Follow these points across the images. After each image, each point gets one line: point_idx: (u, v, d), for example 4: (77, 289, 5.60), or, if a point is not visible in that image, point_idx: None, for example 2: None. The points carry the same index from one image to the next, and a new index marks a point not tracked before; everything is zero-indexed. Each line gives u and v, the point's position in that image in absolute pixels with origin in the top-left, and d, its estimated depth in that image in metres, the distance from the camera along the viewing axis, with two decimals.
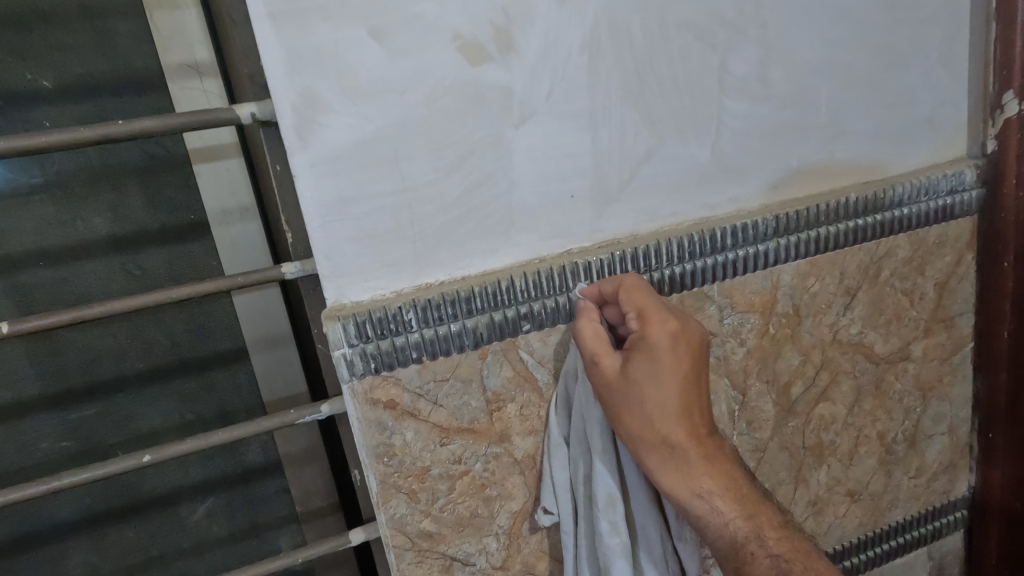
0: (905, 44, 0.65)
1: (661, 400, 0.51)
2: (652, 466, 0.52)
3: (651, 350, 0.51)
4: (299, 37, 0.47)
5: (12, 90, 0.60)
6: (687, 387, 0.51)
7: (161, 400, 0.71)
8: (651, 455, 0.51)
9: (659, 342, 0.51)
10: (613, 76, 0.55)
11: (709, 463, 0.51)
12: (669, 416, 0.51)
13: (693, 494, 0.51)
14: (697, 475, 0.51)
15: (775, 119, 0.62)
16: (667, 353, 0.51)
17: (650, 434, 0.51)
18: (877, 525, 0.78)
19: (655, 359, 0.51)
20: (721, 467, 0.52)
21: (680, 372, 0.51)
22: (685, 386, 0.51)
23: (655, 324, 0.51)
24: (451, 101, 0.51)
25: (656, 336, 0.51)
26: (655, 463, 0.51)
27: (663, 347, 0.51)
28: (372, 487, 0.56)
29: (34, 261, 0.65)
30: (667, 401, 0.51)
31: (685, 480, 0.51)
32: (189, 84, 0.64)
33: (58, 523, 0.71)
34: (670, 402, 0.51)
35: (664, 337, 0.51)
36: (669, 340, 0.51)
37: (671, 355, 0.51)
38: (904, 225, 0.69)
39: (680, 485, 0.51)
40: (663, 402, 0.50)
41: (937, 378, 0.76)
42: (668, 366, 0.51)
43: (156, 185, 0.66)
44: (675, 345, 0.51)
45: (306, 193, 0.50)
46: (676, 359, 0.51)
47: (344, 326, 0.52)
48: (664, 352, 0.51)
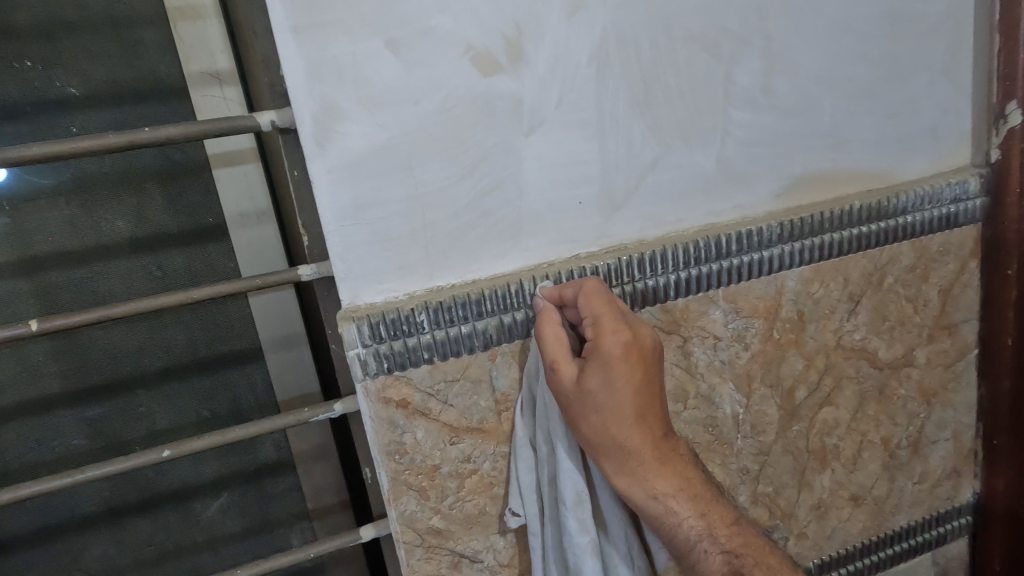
0: (908, 55, 0.66)
1: (617, 408, 0.52)
2: (611, 469, 0.54)
3: (606, 361, 0.51)
4: (319, 48, 0.49)
5: (42, 96, 0.62)
6: (642, 395, 0.53)
7: (180, 397, 0.73)
8: (608, 460, 0.54)
9: (612, 354, 0.51)
10: (621, 84, 0.57)
11: (663, 465, 0.54)
12: (628, 425, 0.52)
13: (648, 495, 0.54)
14: (652, 477, 0.54)
15: (780, 127, 0.63)
16: (619, 363, 0.52)
17: (607, 440, 0.53)
18: (880, 530, 0.79)
19: (609, 369, 0.52)
20: (675, 467, 0.55)
21: (635, 383, 0.52)
22: (640, 393, 0.53)
23: (608, 335, 0.52)
24: (464, 111, 0.53)
25: (609, 346, 0.51)
26: (612, 467, 0.54)
27: (617, 359, 0.51)
28: (383, 483, 0.58)
29: (60, 261, 0.67)
30: (622, 411, 0.52)
31: (641, 484, 0.54)
32: (209, 92, 0.67)
33: (77, 517, 0.73)
34: (625, 411, 0.52)
35: (618, 348, 0.52)
36: (623, 350, 0.52)
37: (624, 367, 0.52)
38: (908, 232, 0.70)
39: (635, 487, 0.54)
40: (618, 412, 0.52)
41: (941, 384, 0.77)
42: (622, 378, 0.52)
43: (178, 188, 0.69)
44: (627, 357, 0.52)
45: (324, 197, 0.52)
46: (631, 369, 0.52)
47: (359, 327, 0.53)
48: (618, 363, 0.52)
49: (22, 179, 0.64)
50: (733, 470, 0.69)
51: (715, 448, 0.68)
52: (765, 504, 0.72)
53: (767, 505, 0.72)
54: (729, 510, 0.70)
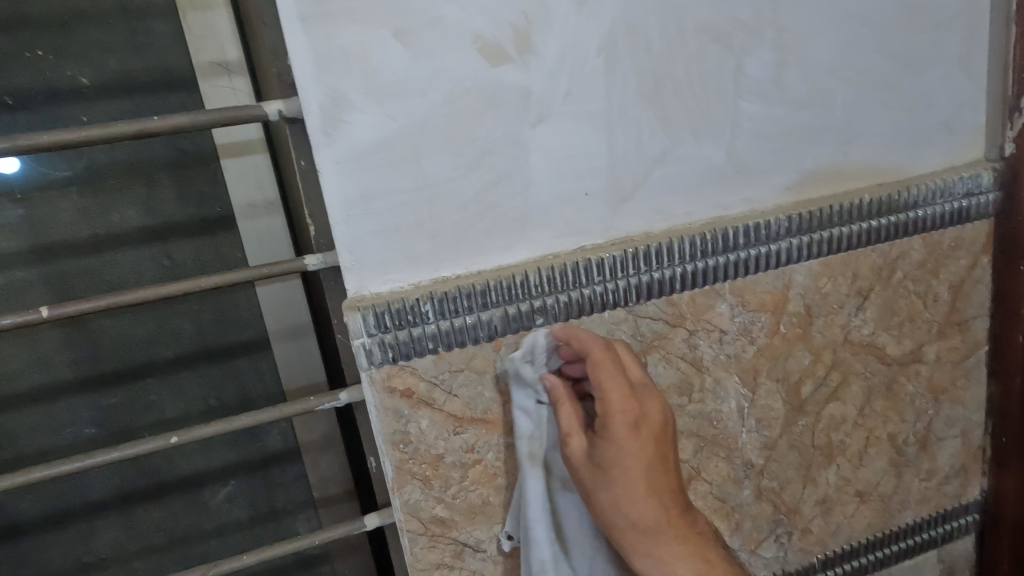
0: (922, 47, 0.65)
1: (631, 488, 0.53)
2: (627, 547, 0.55)
3: (615, 439, 0.53)
4: (326, 38, 0.49)
5: (53, 86, 0.63)
6: (655, 473, 0.54)
7: (188, 386, 0.74)
8: (627, 540, 0.54)
9: (620, 431, 0.53)
10: (630, 76, 0.57)
11: (681, 544, 0.55)
12: (642, 502, 0.53)
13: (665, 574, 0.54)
14: (670, 557, 0.54)
15: (791, 120, 0.63)
16: (628, 439, 0.53)
17: (621, 519, 0.54)
18: (886, 526, 0.78)
19: (619, 446, 0.53)
20: (695, 546, 0.55)
21: (646, 461, 0.53)
22: (652, 471, 0.53)
23: (615, 412, 0.53)
24: (471, 101, 0.53)
25: (617, 425, 0.53)
26: (630, 545, 0.54)
27: (626, 437, 0.53)
28: (388, 472, 0.58)
29: (70, 250, 0.68)
30: (635, 489, 0.53)
31: (660, 564, 0.54)
32: (219, 83, 0.67)
33: (88, 502, 0.74)
34: (637, 490, 0.53)
35: (626, 425, 0.53)
36: (631, 428, 0.53)
37: (634, 443, 0.53)
38: (920, 226, 0.69)
39: (654, 566, 0.54)
40: (630, 492, 0.53)
41: (951, 380, 0.76)
42: (634, 456, 0.53)
43: (187, 178, 0.69)
44: (636, 433, 0.53)
45: (331, 187, 0.52)
46: (641, 446, 0.53)
47: (364, 316, 0.54)
48: (627, 442, 0.53)
49: (35, 169, 0.65)
50: (738, 465, 0.69)
51: (720, 443, 0.68)
52: (770, 498, 0.72)
53: (772, 500, 0.72)
54: (734, 505, 0.70)
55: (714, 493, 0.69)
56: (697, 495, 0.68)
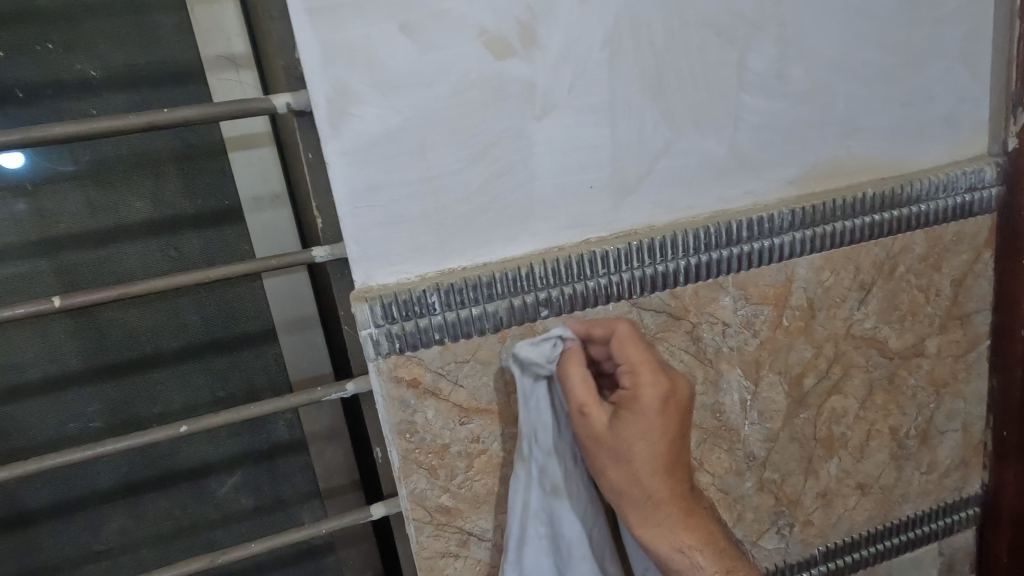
0: (925, 42, 0.66)
1: (650, 462, 0.54)
2: (636, 516, 0.56)
3: (644, 414, 0.53)
4: (333, 31, 0.50)
5: (62, 79, 0.64)
6: (672, 449, 0.54)
7: (195, 377, 0.75)
8: (635, 508, 0.55)
9: (645, 405, 0.53)
10: (634, 70, 0.57)
11: (686, 517, 0.56)
12: (659, 476, 0.54)
13: (671, 543, 0.56)
14: (678, 529, 0.56)
15: (794, 114, 0.63)
16: (655, 412, 0.53)
17: (634, 487, 0.54)
18: (887, 519, 0.79)
19: (643, 419, 0.53)
20: (698, 520, 0.57)
21: (669, 437, 0.54)
22: (671, 447, 0.54)
23: (646, 385, 0.54)
24: (476, 94, 0.53)
25: (649, 401, 0.53)
26: (639, 514, 0.55)
27: (656, 414, 0.53)
28: (394, 461, 0.59)
29: (79, 242, 0.68)
30: (652, 461, 0.54)
31: (666, 533, 0.56)
32: (226, 76, 0.68)
33: (97, 491, 0.75)
34: (656, 462, 0.54)
35: (656, 402, 0.53)
36: (661, 405, 0.53)
37: (659, 418, 0.53)
38: (922, 221, 0.69)
39: (662, 537, 0.56)
40: (647, 463, 0.54)
41: (951, 374, 0.77)
42: (658, 432, 0.53)
43: (194, 171, 0.70)
44: (666, 410, 0.53)
45: (338, 179, 0.52)
46: (664, 422, 0.54)
47: (371, 307, 0.54)
48: (657, 418, 0.53)
49: (44, 161, 0.66)
50: (739, 456, 0.70)
51: (722, 435, 0.69)
52: (771, 490, 0.72)
53: (773, 492, 0.72)
54: (735, 496, 0.71)
55: (715, 484, 0.70)
56: (699, 486, 0.69)
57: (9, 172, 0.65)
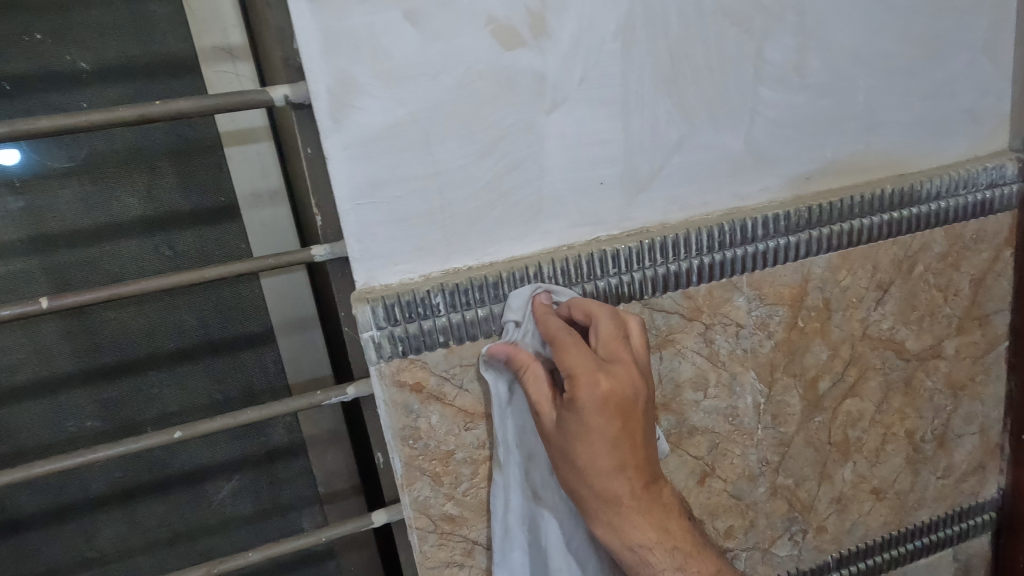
0: (947, 32, 0.63)
1: (594, 463, 0.50)
2: (588, 514, 0.53)
3: (583, 416, 0.49)
4: (335, 19, 0.47)
5: (52, 71, 0.61)
6: (618, 449, 0.50)
7: (191, 379, 0.73)
8: (587, 507, 0.53)
9: (588, 408, 0.49)
10: (647, 61, 0.55)
11: (644, 516, 0.52)
12: (605, 476, 0.51)
13: (624, 543, 0.53)
14: (630, 528, 0.52)
15: (812, 108, 0.61)
16: (595, 416, 0.49)
17: (583, 486, 0.52)
18: (902, 525, 0.77)
19: (585, 421, 0.49)
20: (657, 517, 0.53)
21: (611, 438, 0.50)
22: (617, 446, 0.50)
23: (584, 389, 0.49)
24: (485, 85, 0.51)
25: (587, 403, 0.48)
26: (590, 512, 0.53)
27: (594, 415, 0.49)
28: (397, 468, 0.57)
29: (70, 240, 0.66)
30: (598, 462, 0.50)
31: (618, 532, 0.53)
32: (222, 68, 0.65)
33: (90, 497, 0.73)
34: (601, 463, 0.50)
35: (596, 403, 0.49)
36: (600, 407, 0.49)
37: (601, 421, 0.49)
38: (941, 218, 0.67)
39: (612, 535, 0.53)
40: (593, 465, 0.50)
41: (969, 376, 0.75)
42: (597, 433, 0.49)
43: (189, 166, 0.67)
44: (604, 411, 0.49)
45: (339, 174, 0.50)
46: (607, 423, 0.49)
47: (373, 309, 0.52)
48: (595, 419, 0.49)
49: (38, 156, 0.63)
50: (753, 461, 0.68)
51: (735, 439, 0.66)
52: (784, 496, 0.70)
53: (786, 498, 0.70)
54: (748, 502, 0.69)
55: (728, 490, 0.68)
56: (711, 492, 0.67)
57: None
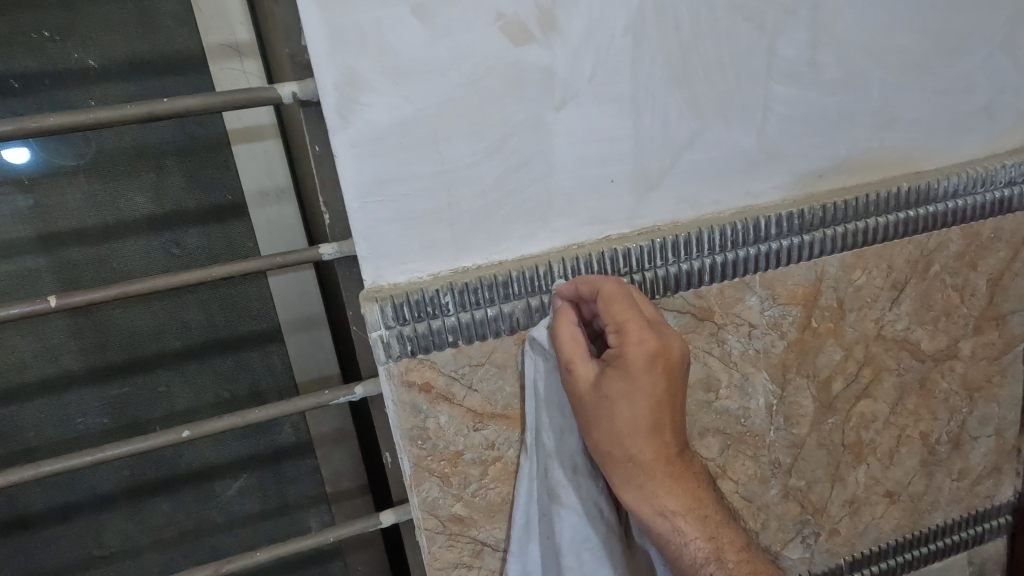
0: (965, 28, 0.62)
1: (634, 420, 0.51)
2: (618, 479, 0.53)
3: (628, 369, 0.50)
4: (342, 14, 0.46)
5: (59, 69, 0.61)
6: (658, 408, 0.51)
7: (199, 378, 0.73)
8: (616, 471, 0.53)
9: (635, 360, 0.50)
10: (658, 57, 0.54)
11: (674, 481, 0.53)
12: (641, 435, 0.51)
13: (654, 510, 0.53)
14: (661, 492, 0.52)
15: (826, 104, 0.60)
16: (642, 369, 0.50)
17: (617, 447, 0.52)
18: (915, 528, 0.76)
19: (631, 374, 0.50)
20: (687, 484, 0.53)
21: (655, 395, 0.51)
22: (658, 406, 0.51)
23: (634, 341, 0.50)
24: (493, 82, 0.50)
25: (636, 357, 0.50)
26: (620, 477, 0.53)
27: (641, 367, 0.50)
28: (405, 469, 0.56)
29: (79, 238, 0.66)
30: (636, 421, 0.51)
31: (648, 496, 0.52)
32: (230, 65, 0.65)
33: (98, 495, 0.73)
34: (640, 421, 0.51)
35: (644, 357, 0.50)
36: (647, 360, 0.50)
37: (647, 375, 0.50)
38: (957, 217, 0.66)
39: (642, 499, 0.53)
40: (632, 423, 0.51)
41: (985, 377, 0.74)
42: (642, 388, 0.50)
43: (197, 164, 0.67)
44: (652, 367, 0.51)
45: (347, 172, 0.50)
46: (652, 379, 0.51)
47: (382, 308, 0.51)
48: (641, 372, 0.50)
49: (46, 153, 0.63)
50: (765, 463, 0.67)
51: (746, 441, 0.66)
52: (796, 498, 0.69)
53: (798, 500, 0.69)
54: (760, 504, 0.68)
55: (739, 492, 0.67)
56: (722, 494, 0.66)
57: (6, 165, 0.62)
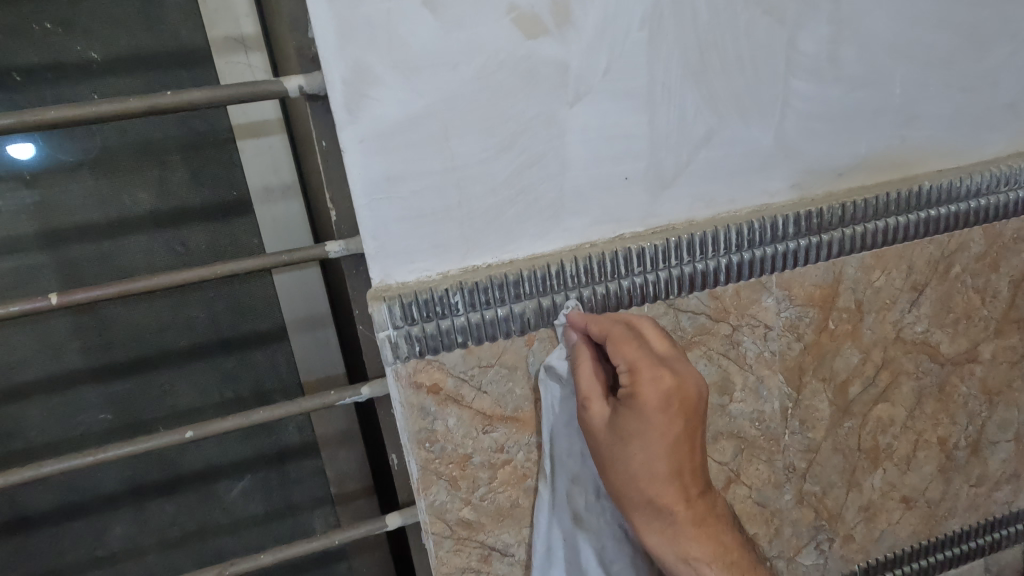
0: (991, 22, 0.60)
1: (652, 466, 0.49)
2: (639, 523, 0.52)
3: (643, 414, 0.48)
4: (350, 6, 0.45)
5: (63, 62, 0.60)
6: (678, 452, 0.50)
7: (203, 377, 0.71)
8: (637, 516, 0.52)
9: (650, 404, 0.48)
10: (675, 50, 0.52)
11: (697, 527, 0.52)
12: (660, 481, 0.50)
13: (677, 555, 0.52)
14: (683, 539, 0.51)
15: (847, 101, 0.58)
16: (657, 414, 0.48)
17: (636, 492, 0.50)
18: (932, 534, 0.74)
19: (646, 420, 0.48)
20: (710, 528, 0.52)
21: (671, 439, 0.49)
22: (676, 449, 0.50)
23: (647, 385, 0.48)
24: (505, 77, 0.49)
25: (648, 400, 0.48)
26: (642, 521, 0.52)
27: (655, 411, 0.48)
28: (412, 472, 0.55)
29: (81, 234, 0.65)
30: (655, 466, 0.49)
31: (671, 541, 0.52)
32: (235, 59, 0.64)
33: (101, 495, 0.72)
34: (658, 467, 0.49)
35: (658, 401, 0.48)
36: (663, 404, 0.48)
37: (664, 420, 0.48)
38: (980, 217, 0.64)
39: (664, 544, 0.52)
40: (650, 469, 0.49)
41: (1005, 382, 0.72)
42: (658, 432, 0.49)
43: (202, 160, 0.66)
44: (667, 410, 0.48)
45: (355, 168, 0.48)
46: (669, 422, 0.49)
47: (390, 307, 0.50)
48: (656, 416, 0.48)
49: (52, 150, 0.62)
50: (779, 468, 0.65)
51: (761, 445, 0.64)
52: (811, 503, 0.68)
53: (813, 506, 0.68)
54: (774, 510, 0.66)
55: (753, 497, 0.65)
56: (735, 499, 0.65)
57: (13, 160, 0.62)
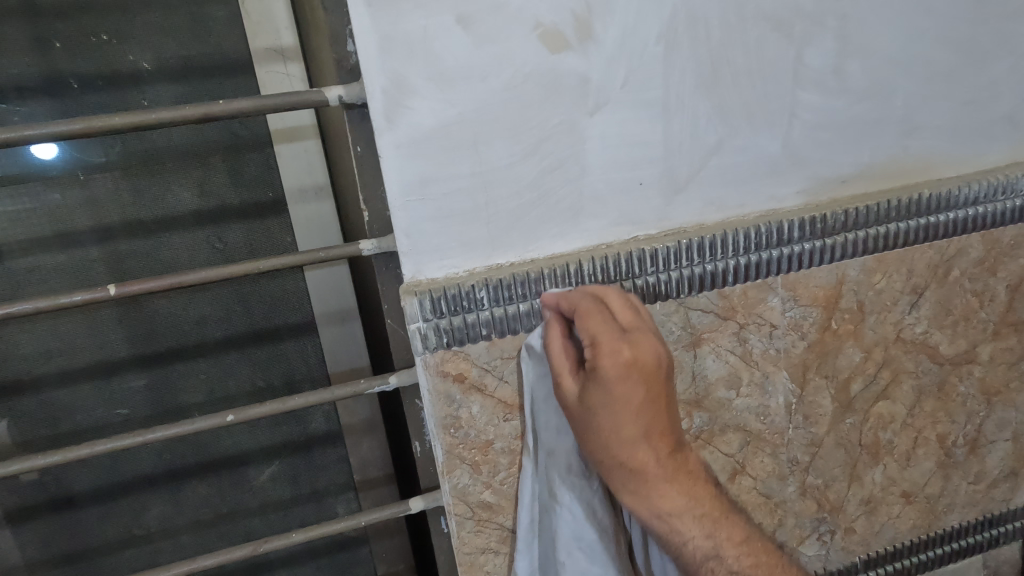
0: (990, 39, 0.64)
1: (618, 430, 0.51)
2: (615, 486, 0.53)
3: (605, 381, 0.50)
4: (391, 23, 0.49)
5: (116, 71, 0.64)
6: (643, 416, 0.51)
7: (237, 367, 0.76)
8: (612, 479, 0.53)
9: (610, 372, 0.50)
10: (688, 64, 0.56)
11: (670, 484, 0.52)
12: (631, 444, 0.51)
13: (653, 513, 0.53)
14: (657, 498, 0.52)
15: (851, 111, 0.61)
16: (618, 381, 0.50)
17: (607, 456, 0.52)
18: (931, 529, 0.77)
19: (609, 388, 0.50)
20: (683, 485, 0.53)
21: (635, 404, 0.50)
22: (641, 413, 0.50)
23: (607, 355, 0.50)
24: (531, 87, 0.53)
25: (607, 368, 0.50)
26: (617, 484, 0.53)
27: (615, 379, 0.50)
28: (438, 456, 0.59)
29: (128, 231, 0.69)
30: (624, 431, 0.51)
31: (646, 501, 0.52)
32: (274, 68, 0.69)
33: (139, 477, 0.76)
34: (625, 431, 0.50)
35: (617, 369, 0.50)
36: (622, 371, 0.50)
37: (624, 385, 0.50)
38: (978, 223, 0.67)
39: (640, 505, 0.53)
40: (618, 433, 0.51)
41: (1003, 382, 0.75)
42: (620, 399, 0.50)
43: (240, 161, 0.71)
44: (627, 376, 0.50)
45: (391, 172, 0.52)
46: (631, 387, 0.50)
47: (421, 301, 0.54)
48: (617, 383, 0.50)
49: (80, 153, 0.66)
50: (783, 461, 0.69)
51: (766, 438, 0.67)
52: (814, 495, 0.71)
53: (815, 498, 0.71)
54: (778, 500, 0.70)
55: (758, 488, 0.68)
56: (741, 489, 0.68)
57: (44, 164, 0.65)
